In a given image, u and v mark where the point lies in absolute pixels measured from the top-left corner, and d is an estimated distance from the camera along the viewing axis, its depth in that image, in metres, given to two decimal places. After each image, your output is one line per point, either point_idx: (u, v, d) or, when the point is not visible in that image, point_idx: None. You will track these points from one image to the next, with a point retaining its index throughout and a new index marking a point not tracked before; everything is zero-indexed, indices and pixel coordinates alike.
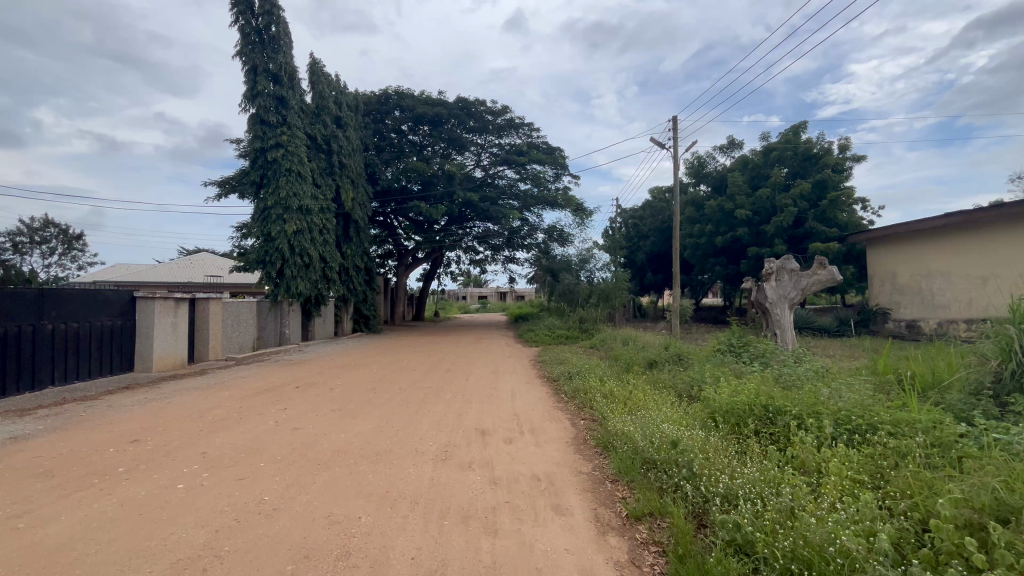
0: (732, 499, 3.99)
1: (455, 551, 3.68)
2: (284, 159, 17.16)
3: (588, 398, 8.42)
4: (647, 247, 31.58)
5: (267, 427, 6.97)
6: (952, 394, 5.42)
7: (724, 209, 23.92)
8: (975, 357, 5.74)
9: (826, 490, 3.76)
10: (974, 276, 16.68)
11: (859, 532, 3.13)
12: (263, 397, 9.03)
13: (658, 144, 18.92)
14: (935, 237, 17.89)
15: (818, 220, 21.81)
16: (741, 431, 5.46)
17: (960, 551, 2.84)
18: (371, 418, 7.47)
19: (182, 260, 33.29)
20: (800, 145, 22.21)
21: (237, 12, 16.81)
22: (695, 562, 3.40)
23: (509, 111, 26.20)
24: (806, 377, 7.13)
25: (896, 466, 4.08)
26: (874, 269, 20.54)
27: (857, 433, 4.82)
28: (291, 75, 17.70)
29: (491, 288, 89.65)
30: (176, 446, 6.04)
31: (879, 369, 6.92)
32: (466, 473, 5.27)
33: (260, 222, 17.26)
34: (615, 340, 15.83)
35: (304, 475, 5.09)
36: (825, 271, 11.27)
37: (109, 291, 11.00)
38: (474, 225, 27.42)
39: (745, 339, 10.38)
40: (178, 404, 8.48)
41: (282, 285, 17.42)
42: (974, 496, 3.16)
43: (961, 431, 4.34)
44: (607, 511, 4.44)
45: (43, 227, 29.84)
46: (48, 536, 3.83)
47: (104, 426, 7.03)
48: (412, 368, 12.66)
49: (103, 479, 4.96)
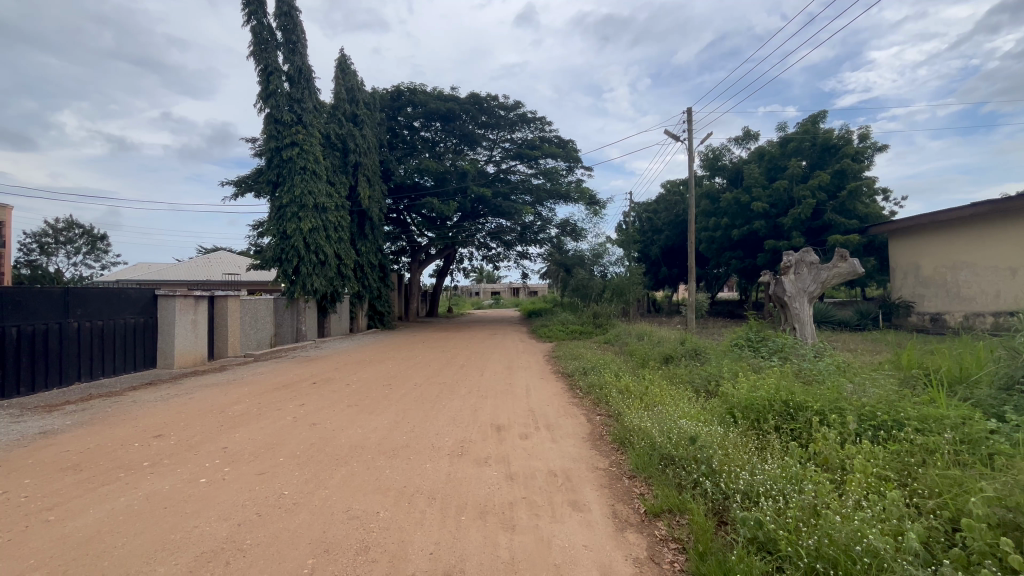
0: (752, 496, 3.91)
1: (473, 546, 3.69)
2: (299, 157, 17.34)
3: (603, 393, 8.35)
4: (662, 241, 31.17)
5: (286, 423, 7.06)
6: (981, 389, 5.25)
7: (740, 201, 23.52)
8: (1006, 351, 5.51)
9: (851, 488, 3.66)
10: (1001, 268, 16.15)
11: (886, 531, 3.06)
12: (280, 393, 9.16)
13: (672, 136, 18.72)
14: (961, 227, 17.32)
15: (837, 212, 21.37)
16: (760, 427, 5.37)
17: (993, 551, 2.75)
18: (387, 414, 7.51)
19: (201, 258, 33.98)
20: (819, 135, 21.71)
21: (251, 11, 16.98)
22: (717, 560, 3.35)
23: (521, 106, 26.15)
24: (827, 372, 6.98)
25: (923, 463, 3.98)
26: (897, 261, 20.04)
27: (882, 428, 4.71)
28: (306, 74, 17.94)
29: (503, 284, 89.90)
30: (197, 441, 6.14)
31: (902, 363, 6.71)
32: (482, 469, 5.27)
33: (276, 221, 17.44)
34: (629, 335, 15.71)
35: (323, 470, 5.14)
36: (845, 263, 10.98)
37: (131, 290, 11.23)
38: (487, 221, 27.35)
39: (764, 334, 10.17)
40: (200, 399, 8.68)
41: (298, 282, 17.49)
42: (1009, 495, 3.06)
43: (993, 428, 4.21)
44: (625, 508, 4.40)
45: (67, 228, 30.74)
46: (77, 529, 3.93)
47: (126, 421, 7.17)
48: (427, 364, 12.73)
49: (128, 473, 5.08)
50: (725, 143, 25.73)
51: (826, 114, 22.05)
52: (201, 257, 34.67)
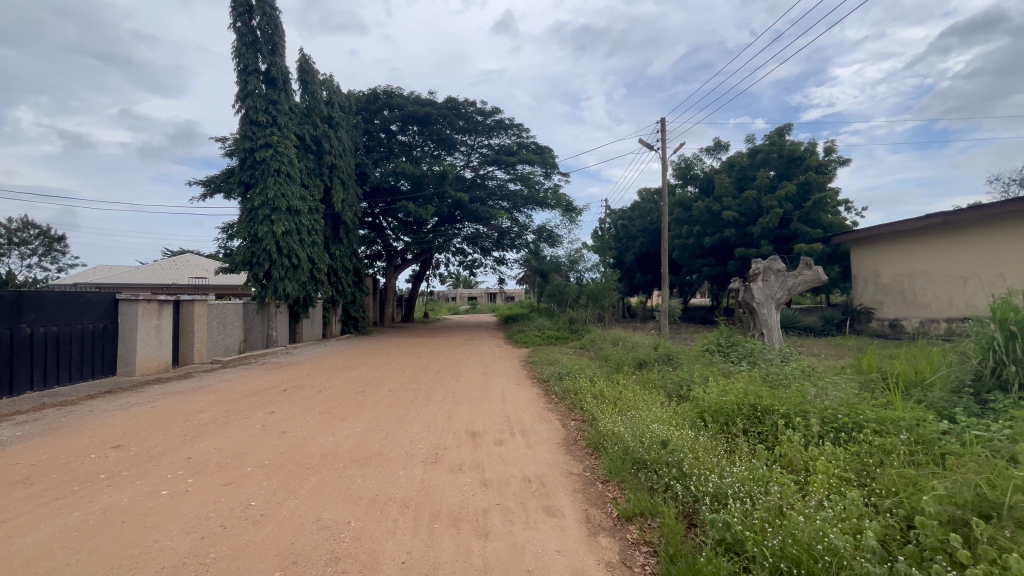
0: (721, 498, 4.01)
1: (446, 554, 3.66)
2: (273, 159, 16.97)
3: (578, 398, 8.44)
4: (636, 248, 31.76)
5: (254, 431, 6.86)
6: (935, 392, 5.51)
7: (711, 210, 24.17)
8: (957, 355, 5.84)
9: (814, 488, 3.79)
10: (953, 277, 16.99)
11: (846, 529, 3.17)
12: (250, 400, 8.90)
13: (647, 146, 19.11)
14: (918, 238, 18.18)
15: (803, 222, 22.17)
16: (729, 431, 5.50)
17: (944, 547, 2.89)
18: (359, 421, 7.38)
19: (167, 261, 32.81)
20: (786, 147, 22.52)
21: (234, 12, 16.68)
22: (686, 563, 3.40)
23: (498, 112, 26.23)
24: (792, 377, 7.19)
25: (881, 463, 4.15)
26: (858, 269, 20.91)
27: (843, 431, 4.88)
28: (285, 76, 17.63)
29: (480, 289, 89.78)
30: (159, 452, 5.90)
31: (863, 366, 7.01)
32: (456, 475, 5.25)
33: (247, 223, 16.97)
34: (605, 341, 15.93)
35: (293, 480, 5.01)
36: (810, 271, 11.39)
37: (91, 294, 10.77)
38: (464, 226, 27.32)
39: (734, 339, 10.46)
40: (164, 408, 8.35)
41: (269, 286, 17.07)
42: (958, 492, 3.24)
43: (944, 428, 4.42)
44: (598, 512, 4.44)
45: (23, 228, 29.25)
46: (26, 546, 3.72)
47: (83, 432, 6.85)
48: (402, 370, 12.58)
49: (84, 486, 4.85)
50: (697, 153, 26.40)
51: (792, 127, 22.89)
52: (166, 259, 33.48)
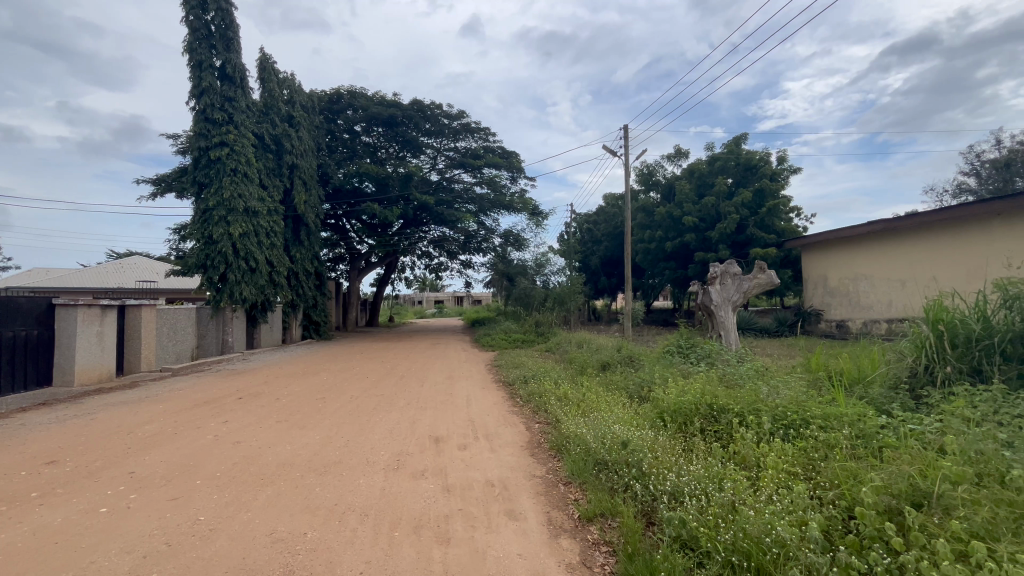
0: (678, 496, 4.11)
1: (405, 562, 3.60)
2: (229, 159, 16.33)
3: (542, 401, 8.49)
4: (601, 252, 32.34)
5: (205, 442, 6.54)
6: (874, 388, 5.85)
7: (672, 216, 24.91)
8: (895, 354, 6.22)
9: (765, 483, 3.95)
10: (893, 280, 18.09)
11: (792, 522, 3.31)
12: (201, 410, 8.48)
13: (610, 152, 19.49)
14: (861, 243, 19.29)
15: (758, 227, 23.13)
16: (686, 430, 5.67)
17: (881, 535, 3.06)
18: (318, 429, 7.16)
19: (113, 263, 30.99)
20: (742, 156, 23.47)
21: (186, 5, 15.98)
22: (643, 560, 3.47)
23: (464, 116, 26.13)
24: (746, 376, 7.49)
25: (825, 457, 4.37)
26: (809, 273, 22.00)
27: (792, 427, 5.12)
28: (242, 72, 17.00)
29: (447, 293, 89.20)
30: (99, 467, 5.54)
31: (812, 365, 7.36)
32: (419, 481, 5.17)
33: (200, 223, 16.23)
34: (570, 343, 16.08)
35: (245, 492, 4.80)
36: (764, 275, 11.89)
37: (23, 299, 10.18)
38: (430, 229, 27.07)
39: (693, 341, 10.79)
40: (105, 420, 7.84)
41: (225, 290, 16.40)
42: (893, 482, 3.44)
43: (883, 423, 4.70)
44: (560, 514, 4.47)
45: None
46: None
47: (12, 448, 6.35)
48: (365, 375, 12.32)
49: (11, 506, 4.49)
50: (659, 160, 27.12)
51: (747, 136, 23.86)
52: (112, 262, 31.61)
